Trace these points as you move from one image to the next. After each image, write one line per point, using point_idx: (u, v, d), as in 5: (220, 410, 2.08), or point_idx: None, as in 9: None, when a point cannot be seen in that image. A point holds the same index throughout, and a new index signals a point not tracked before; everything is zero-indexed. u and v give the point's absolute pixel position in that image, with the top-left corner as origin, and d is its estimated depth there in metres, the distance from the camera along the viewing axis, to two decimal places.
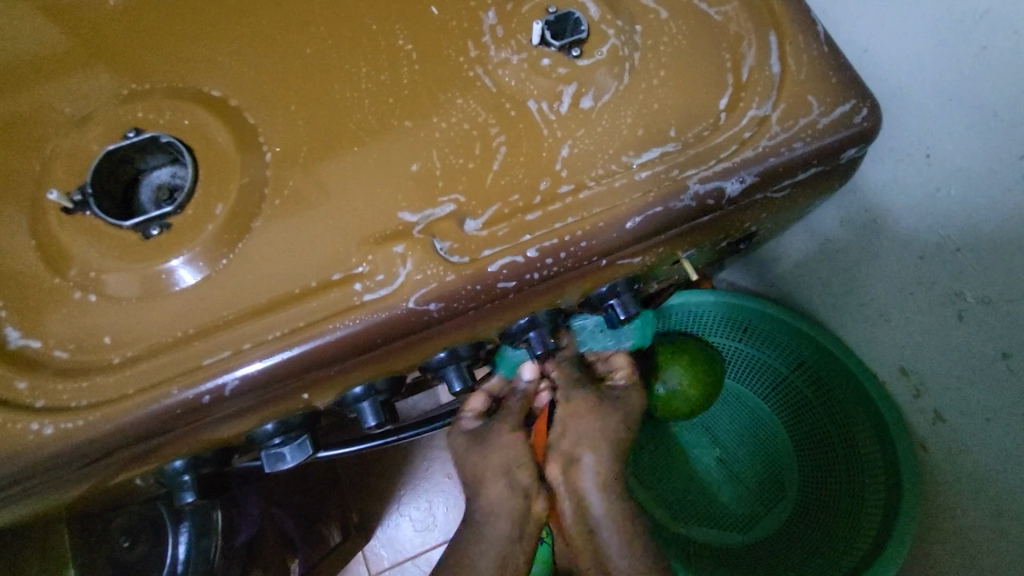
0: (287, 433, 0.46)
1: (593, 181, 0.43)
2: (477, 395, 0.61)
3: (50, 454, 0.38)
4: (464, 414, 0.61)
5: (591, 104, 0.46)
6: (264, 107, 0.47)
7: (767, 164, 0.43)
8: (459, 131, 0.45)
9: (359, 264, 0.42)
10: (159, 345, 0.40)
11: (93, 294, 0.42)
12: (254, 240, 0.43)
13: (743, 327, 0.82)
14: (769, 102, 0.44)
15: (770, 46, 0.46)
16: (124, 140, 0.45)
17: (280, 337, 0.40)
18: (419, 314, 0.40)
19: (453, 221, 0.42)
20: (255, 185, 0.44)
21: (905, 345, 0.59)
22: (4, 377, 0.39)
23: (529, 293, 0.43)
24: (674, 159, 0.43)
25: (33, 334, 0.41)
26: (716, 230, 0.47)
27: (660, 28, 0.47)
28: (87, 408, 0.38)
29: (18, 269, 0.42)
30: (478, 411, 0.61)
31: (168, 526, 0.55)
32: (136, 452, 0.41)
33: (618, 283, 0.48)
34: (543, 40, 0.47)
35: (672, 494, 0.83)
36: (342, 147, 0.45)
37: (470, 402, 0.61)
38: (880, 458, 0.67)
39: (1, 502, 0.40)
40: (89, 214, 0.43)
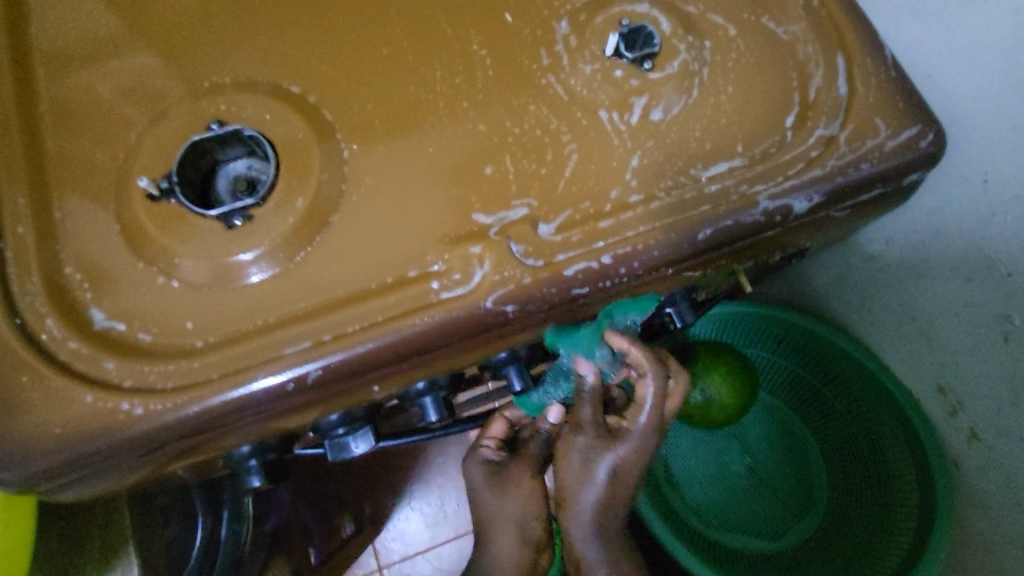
0: (351, 424, 0.48)
1: (662, 192, 0.45)
2: (498, 422, 0.66)
3: (137, 433, 0.39)
4: (484, 443, 0.65)
5: (661, 116, 0.47)
6: (340, 103, 0.47)
7: (835, 183, 0.44)
8: (532, 136, 0.46)
9: (436, 262, 0.43)
10: (240, 333, 0.42)
11: (176, 280, 0.43)
12: (332, 234, 0.44)
13: (776, 340, 0.84)
14: (837, 122, 0.45)
15: (838, 68, 0.47)
16: (208, 132, 0.46)
17: (361, 330, 0.41)
18: (495, 314, 0.42)
19: (528, 225, 0.44)
20: (333, 181, 0.45)
21: (945, 363, 0.61)
22: (93, 357, 0.40)
23: (598, 299, 0.44)
24: (742, 174, 0.45)
25: (117, 317, 0.42)
26: (776, 244, 0.48)
27: (729, 45, 0.49)
28: (172, 390, 0.40)
29: (103, 252, 0.43)
30: (497, 440, 0.66)
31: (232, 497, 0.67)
32: (214, 434, 0.42)
33: (677, 292, 0.49)
34: (617, 52, 0.48)
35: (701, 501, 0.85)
36: (418, 147, 0.46)
37: (491, 429, 0.66)
38: (912, 473, 0.69)
39: (80, 480, 0.41)
40: (174, 202, 0.44)
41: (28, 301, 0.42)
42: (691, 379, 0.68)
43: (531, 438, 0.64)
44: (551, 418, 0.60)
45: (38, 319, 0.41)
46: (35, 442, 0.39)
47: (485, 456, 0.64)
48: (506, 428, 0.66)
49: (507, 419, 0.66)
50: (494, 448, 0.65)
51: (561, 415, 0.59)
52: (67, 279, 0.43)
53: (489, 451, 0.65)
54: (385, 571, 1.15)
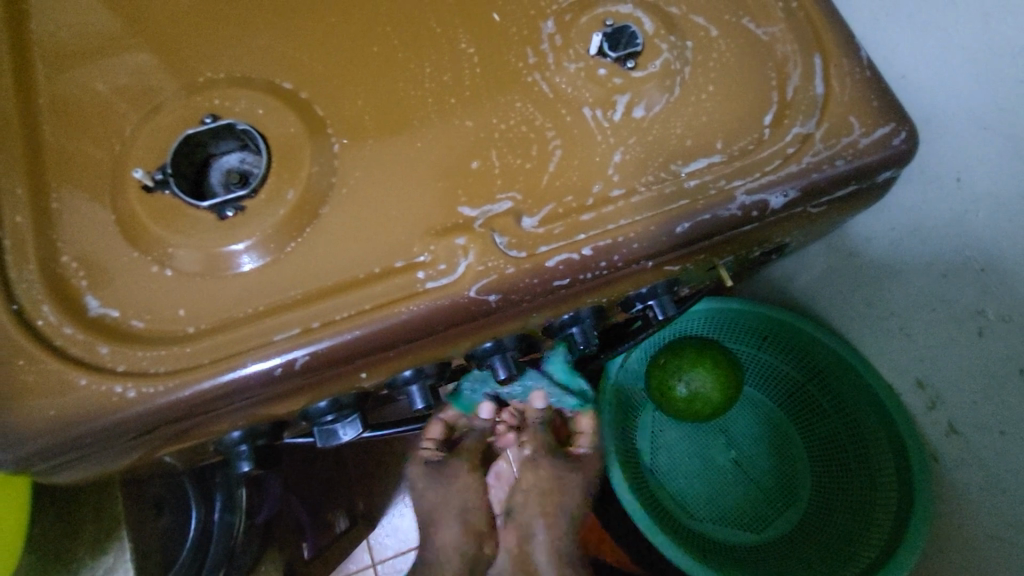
0: (339, 411, 0.49)
1: (643, 187, 0.46)
2: (434, 424, 0.68)
3: (130, 415, 0.40)
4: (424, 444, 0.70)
5: (643, 114, 0.48)
6: (331, 98, 0.49)
7: (810, 179, 0.45)
8: (517, 133, 0.48)
9: (422, 253, 0.44)
10: (230, 320, 0.43)
11: (169, 269, 0.44)
12: (322, 225, 0.45)
13: (760, 335, 0.84)
14: (814, 120, 0.47)
15: (815, 68, 0.49)
16: (201, 126, 0.47)
17: (347, 318, 0.42)
18: (479, 303, 0.43)
19: (512, 218, 0.45)
20: (323, 174, 0.46)
21: (923, 358, 0.62)
22: (88, 342, 0.42)
23: (579, 290, 0.45)
24: (721, 170, 0.46)
25: (111, 304, 0.43)
26: (754, 239, 0.49)
27: (710, 45, 0.50)
28: (164, 374, 0.41)
29: (98, 241, 0.45)
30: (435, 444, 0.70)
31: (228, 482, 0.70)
32: (204, 417, 0.43)
33: (658, 285, 0.50)
34: (601, 51, 0.49)
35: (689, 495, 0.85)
36: (406, 141, 0.48)
37: (429, 431, 0.69)
38: (893, 465, 0.70)
39: (73, 461, 0.42)
40: (168, 193, 0.45)
41: (26, 287, 0.43)
42: (675, 370, 0.71)
43: (470, 434, 0.72)
44: (483, 413, 0.68)
45: (35, 305, 0.43)
46: (30, 424, 0.40)
47: (426, 457, 0.71)
48: (445, 431, 0.70)
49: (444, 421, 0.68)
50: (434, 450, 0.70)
51: (492, 411, 0.68)
52: (62, 267, 0.44)
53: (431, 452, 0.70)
54: (379, 566, 1.15)
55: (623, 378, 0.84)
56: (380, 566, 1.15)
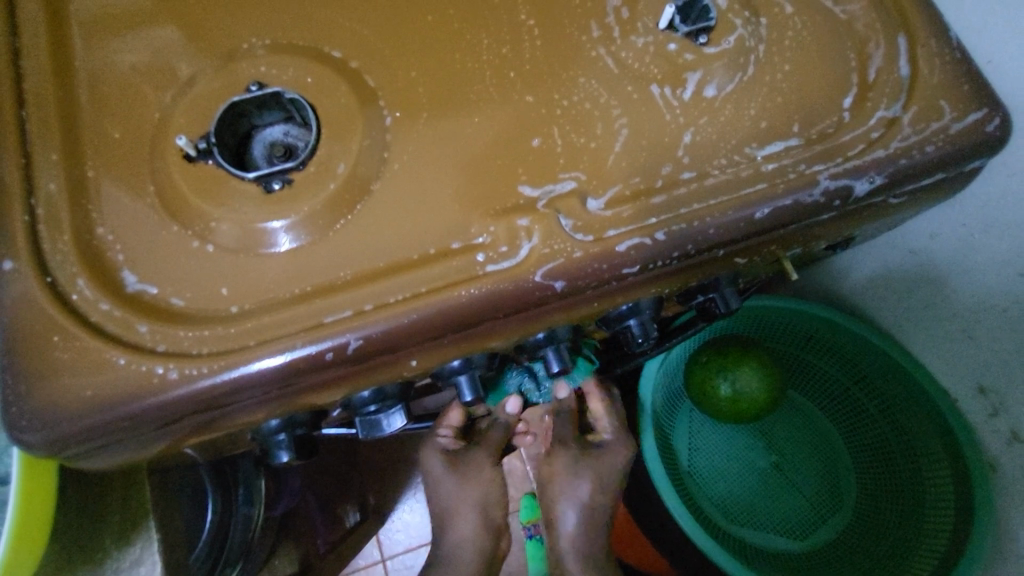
0: (382, 401, 0.46)
1: (716, 170, 0.43)
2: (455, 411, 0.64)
3: (171, 398, 0.38)
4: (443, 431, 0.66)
5: (715, 93, 0.45)
6: (384, 69, 0.46)
7: (899, 165, 0.42)
8: (580, 110, 0.45)
9: (480, 234, 0.41)
10: (276, 299, 0.40)
11: (210, 244, 0.41)
12: (373, 202, 0.43)
13: (806, 336, 0.82)
14: (899, 104, 0.44)
15: (900, 49, 0.46)
16: (247, 94, 0.44)
17: (402, 301, 0.40)
18: (543, 288, 0.40)
19: (576, 199, 0.42)
20: (375, 148, 0.44)
21: (987, 364, 0.60)
22: (125, 320, 0.39)
23: (646, 278, 0.42)
24: (800, 154, 0.43)
25: (149, 280, 0.41)
26: (829, 229, 0.46)
27: (785, 22, 0.47)
28: (207, 355, 0.38)
29: (135, 212, 0.42)
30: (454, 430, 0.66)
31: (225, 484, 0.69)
32: (247, 402, 0.40)
33: (722, 276, 0.47)
34: (671, 26, 0.47)
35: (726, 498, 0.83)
36: (461, 115, 0.45)
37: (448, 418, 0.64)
38: (948, 475, 0.68)
39: (107, 445, 0.40)
40: (211, 164, 0.42)
41: (59, 259, 0.40)
42: (718, 369, 0.68)
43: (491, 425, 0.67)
44: (508, 407, 0.62)
45: (69, 279, 0.40)
46: (66, 403, 0.37)
47: (444, 445, 0.67)
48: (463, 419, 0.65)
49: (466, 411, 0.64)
50: (452, 442, 0.67)
51: (518, 407, 0.62)
52: (97, 240, 0.41)
53: (450, 443, 0.66)
54: (389, 562, 1.14)
55: (663, 376, 0.82)
56: (389, 562, 1.14)
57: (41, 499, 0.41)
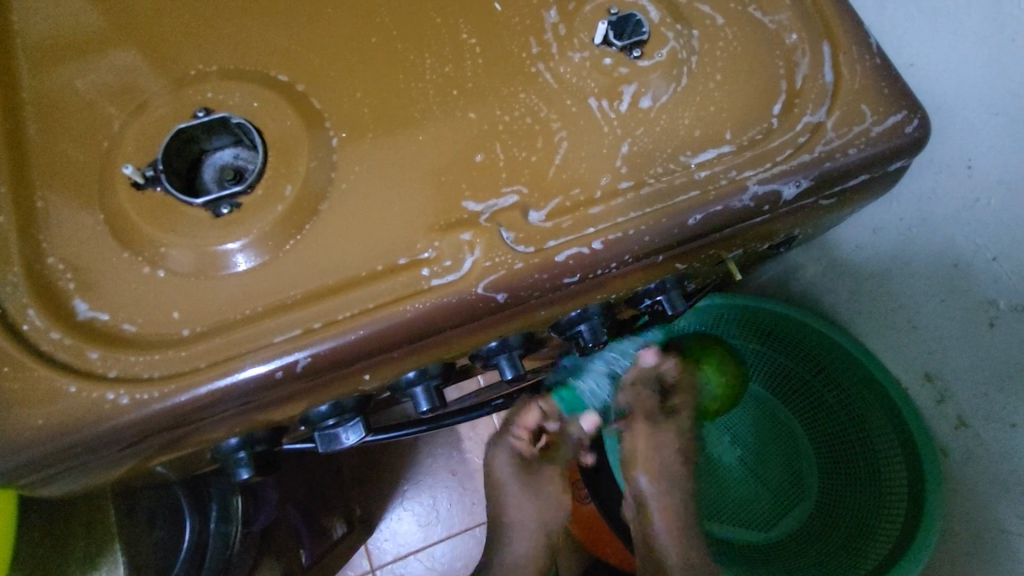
0: (341, 415, 0.47)
1: (653, 179, 0.45)
2: (533, 411, 0.61)
3: (125, 423, 0.39)
4: (517, 430, 0.61)
5: (650, 104, 0.47)
6: (330, 91, 0.47)
7: (823, 169, 0.44)
8: (522, 124, 0.46)
9: (426, 249, 0.43)
10: (226, 321, 0.41)
11: (161, 269, 0.42)
12: (320, 222, 0.44)
13: (765, 331, 0.84)
14: (824, 109, 0.46)
15: (824, 55, 0.48)
16: (194, 120, 0.45)
17: (349, 318, 0.41)
18: (487, 300, 0.42)
19: (518, 212, 0.44)
20: (322, 168, 0.45)
21: (931, 352, 0.62)
22: (76, 347, 0.40)
23: (589, 284, 0.44)
24: (731, 160, 0.45)
25: (100, 307, 0.41)
26: (766, 231, 0.48)
27: (716, 33, 0.49)
28: (159, 379, 0.39)
29: (86, 240, 0.43)
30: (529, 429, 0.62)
31: (189, 512, 0.72)
32: (201, 423, 0.41)
33: (667, 280, 0.49)
34: (606, 40, 0.48)
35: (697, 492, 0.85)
36: (405, 134, 0.46)
37: (525, 417, 0.61)
38: (902, 461, 0.69)
39: (64, 471, 0.40)
40: (160, 190, 0.43)
41: (9, 290, 0.41)
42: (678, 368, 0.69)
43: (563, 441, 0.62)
44: (586, 425, 0.62)
45: (19, 309, 0.40)
46: (18, 433, 0.38)
47: (516, 449, 0.62)
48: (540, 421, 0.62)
49: (543, 409, 0.61)
50: (525, 447, 0.62)
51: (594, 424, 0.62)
52: (48, 268, 0.42)
53: (523, 444, 0.62)
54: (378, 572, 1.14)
55: None
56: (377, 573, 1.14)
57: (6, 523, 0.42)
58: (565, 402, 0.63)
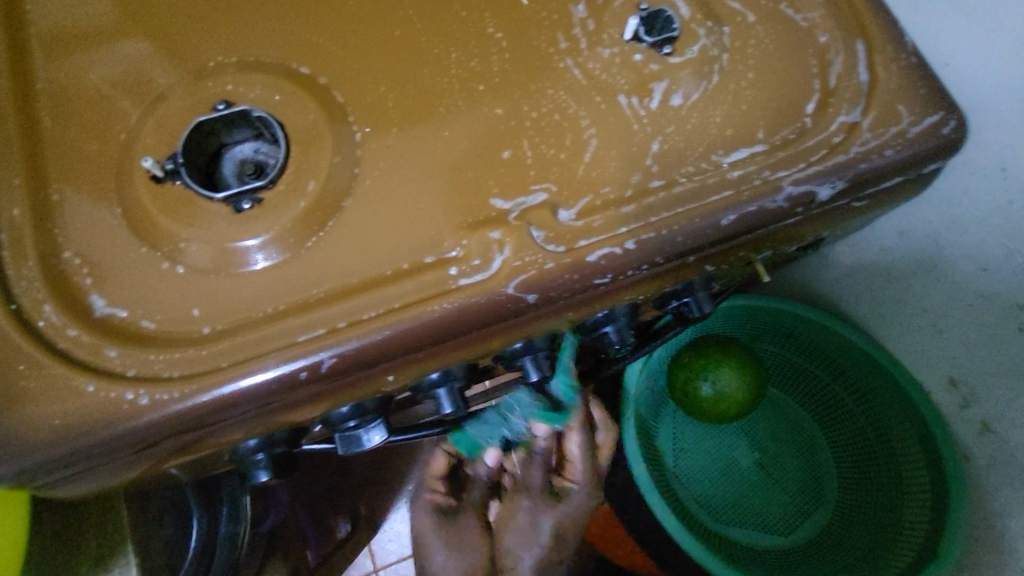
0: (362, 416, 0.46)
1: (684, 178, 0.44)
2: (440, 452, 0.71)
3: (145, 423, 0.37)
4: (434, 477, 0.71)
5: (681, 102, 0.46)
6: (353, 85, 0.46)
7: (859, 170, 0.43)
8: (550, 121, 0.45)
9: (453, 248, 0.41)
10: (248, 319, 0.40)
11: (180, 265, 0.41)
12: (344, 218, 0.43)
13: (785, 333, 0.83)
14: (859, 109, 0.45)
15: (858, 54, 0.47)
16: (215, 112, 0.44)
17: (375, 317, 0.39)
18: (517, 301, 0.40)
19: (547, 210, 0.42)
20: (346, 164, 0.44)
21: (957, 356, 0.62)
22: (94, 344, 0.38)
23: (619, 286, 0.43)
24: (764, 160, 0.44)
25: (119, 303, 0.40)
26: (795, 233, 0.47)
27: (748, 31, 0.48)
28: (179, 379, 0.38)
29: (104, 234, 0.42)
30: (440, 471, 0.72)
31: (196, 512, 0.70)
32: (221, 424, 0.39)
33: (695, 282, 0.48)
34: (636, 36, 0.47)
35: (713, 496, 0.84)
36: (431, 129, 0.45)
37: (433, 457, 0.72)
38: (925, 468, 0.69)
39: (80, 472, 0.39)
40: (179, 184, 0.42)
41: (25, 285, 0.40)
42: (700, 370, 0.69)
43: (474, 484, 0.73)
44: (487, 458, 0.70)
45: (36, 305, 0.39)
46: (33, 432, 0.36)
47: (432, 501, 0.71)
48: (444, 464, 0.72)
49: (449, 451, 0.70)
50: (442, 496, 0.71)
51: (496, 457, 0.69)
52: (64, 264, 0.41)
53: (438, 497, 0.71)
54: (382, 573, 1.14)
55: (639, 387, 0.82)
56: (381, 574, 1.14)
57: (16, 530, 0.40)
58: (461, 444, 0.66)
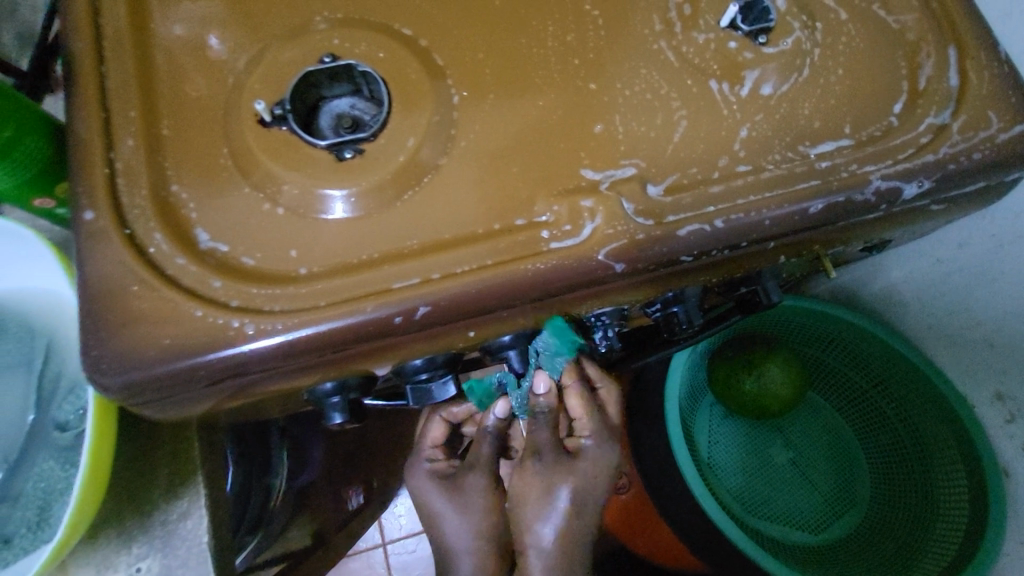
0: (433, 370, 0.47)
1: (771, 165, 0.45)
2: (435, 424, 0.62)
3: (246, 352, 0.39)
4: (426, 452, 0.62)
5: (771, 92, 0.47)
6: (453, 49, 0.47)
7: (947, 170, 0.44)
8: (641, 100, 0.46)
9: (545, 213, 0.43)
10: (343, 264, 0.42)
11: (281, 208, 0.43)
12: (439, 176, 0.44)
13: (827, 338, 0.84)
14: (948, 112, 0.46)
15: (949, 59, 0.48)
16: (321, 65, 0.45)
17: (467, 272, 0.41)
18: (605, 268, 0.42)
19: (637, 184, 0.44)
20: (443, 125, 0.45)
21: (1006, 371, 0.66)
22: (199, 275, 0.40)
23: (701, 264, 0.44)
24: (852, 154, 0.45)
25: (221, 239, 0.42)
26: (871, 230, 0.48)
27: (840, 28, 0.48)
28: (281, 313, 0.39)
29: (209, 171, 0.43)
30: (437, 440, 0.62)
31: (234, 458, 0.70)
32: (312, 362, 0.41)
33: (764, 271, 0.49)
34: (732, 24, 0.48)
35: (747, 492, 0.85)
36: (527, 98, 0.46)
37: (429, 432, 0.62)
38: (964, 483, 0.70)
39: (174, 396, 0.41)
40: (285, 130, 0.44)
41: (137, 213, 0.41)
42: (746, 364, 0.71)
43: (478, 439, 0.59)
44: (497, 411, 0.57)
45: (146, 232, 0.41)
46: (144, 350, 0.38)
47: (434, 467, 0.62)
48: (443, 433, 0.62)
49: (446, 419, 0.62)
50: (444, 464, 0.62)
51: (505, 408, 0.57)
52: (172, 197, 0.42)
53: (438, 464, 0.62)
54: (389, 546, 1.16)
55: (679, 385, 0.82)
56: (389, 546, 1.16)
57: (104, 468, 0.40)
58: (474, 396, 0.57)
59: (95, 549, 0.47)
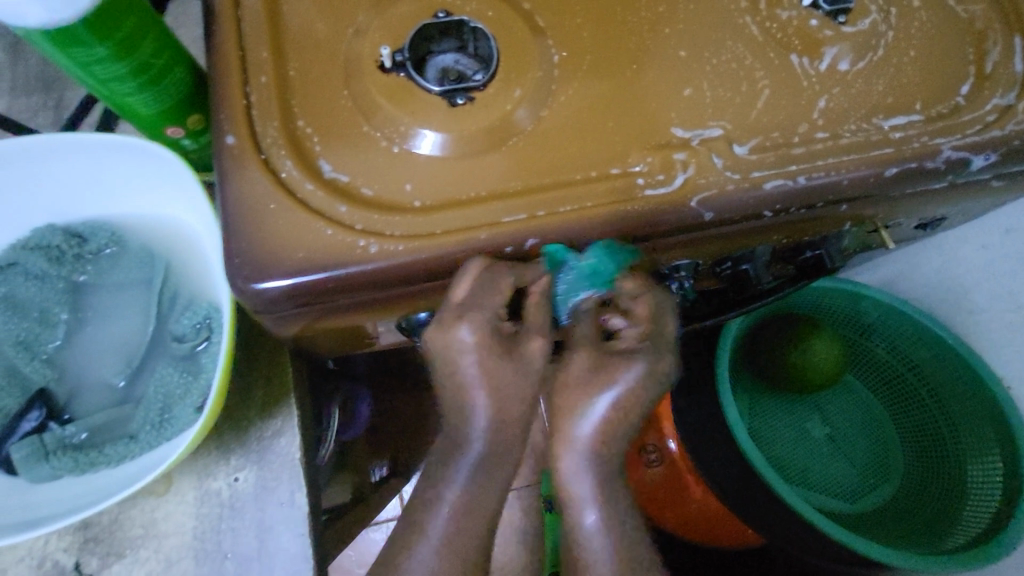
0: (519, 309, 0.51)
1: (848, 133, 0.48)
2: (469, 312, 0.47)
3: (370, 269, 0.43)
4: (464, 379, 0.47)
5: (848, 68, 0.50)
6: (554, 13, 0.51)
7: (1011, 145, 0.48)
8: (728, 69, 0.50)
9: (640, 163, 0.46)
10: (455, 199, 0.45)
11: (398, 146, 0.46)
12: (541, 126, 0.48)
13: (866, 322, 0.89)
14: (1013, 94, 0.49)
15: (1015, 46, 0.51)
16: (435, 19, 0.49)
17: (570, 211, 0.44)
18: (696, 216, 0.45)
19: (725, 143, 0.47)
20: (546, 80, 0.49)
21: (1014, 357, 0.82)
22: (327, 201, 0.44)
23: (779, 219, 0.48)
24: (924, 127, 0.48)
25: (342, 170, 0.45)
26: (934, 201, 0.52)
27: (913, 13, 0.52)
28: (401, 237, 0.43)
29: (331, 109, 0.47)
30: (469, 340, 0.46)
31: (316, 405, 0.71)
32: (423, 285, 0.45)
33: (829, 236, 0.53)
34: (814, 4, 0.52)
35: (785, 464, 0.88)
36: (622, 62, 0.50)
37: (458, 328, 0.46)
38: (996, 454, 0.76)
39: (296, 310, 0.44)
40: (403, 76, 0.47)
41: (270, 141, 0.45)
42: (795, 339, 0.75)
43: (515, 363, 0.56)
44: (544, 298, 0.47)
45: (279, 158, 0.45)
46: (280, 261, 0.42)
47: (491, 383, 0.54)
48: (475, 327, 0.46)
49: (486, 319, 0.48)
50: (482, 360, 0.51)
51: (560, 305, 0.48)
52: (299, 130, 0.46)
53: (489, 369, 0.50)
54: None
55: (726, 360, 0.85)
56: None
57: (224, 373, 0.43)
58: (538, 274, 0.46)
59: (197, 457, 0.51)
